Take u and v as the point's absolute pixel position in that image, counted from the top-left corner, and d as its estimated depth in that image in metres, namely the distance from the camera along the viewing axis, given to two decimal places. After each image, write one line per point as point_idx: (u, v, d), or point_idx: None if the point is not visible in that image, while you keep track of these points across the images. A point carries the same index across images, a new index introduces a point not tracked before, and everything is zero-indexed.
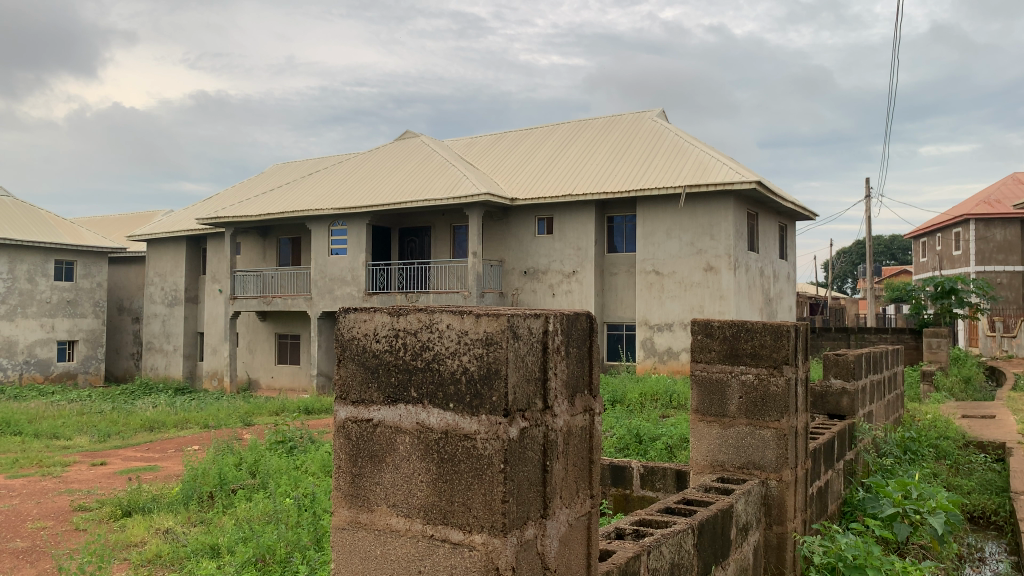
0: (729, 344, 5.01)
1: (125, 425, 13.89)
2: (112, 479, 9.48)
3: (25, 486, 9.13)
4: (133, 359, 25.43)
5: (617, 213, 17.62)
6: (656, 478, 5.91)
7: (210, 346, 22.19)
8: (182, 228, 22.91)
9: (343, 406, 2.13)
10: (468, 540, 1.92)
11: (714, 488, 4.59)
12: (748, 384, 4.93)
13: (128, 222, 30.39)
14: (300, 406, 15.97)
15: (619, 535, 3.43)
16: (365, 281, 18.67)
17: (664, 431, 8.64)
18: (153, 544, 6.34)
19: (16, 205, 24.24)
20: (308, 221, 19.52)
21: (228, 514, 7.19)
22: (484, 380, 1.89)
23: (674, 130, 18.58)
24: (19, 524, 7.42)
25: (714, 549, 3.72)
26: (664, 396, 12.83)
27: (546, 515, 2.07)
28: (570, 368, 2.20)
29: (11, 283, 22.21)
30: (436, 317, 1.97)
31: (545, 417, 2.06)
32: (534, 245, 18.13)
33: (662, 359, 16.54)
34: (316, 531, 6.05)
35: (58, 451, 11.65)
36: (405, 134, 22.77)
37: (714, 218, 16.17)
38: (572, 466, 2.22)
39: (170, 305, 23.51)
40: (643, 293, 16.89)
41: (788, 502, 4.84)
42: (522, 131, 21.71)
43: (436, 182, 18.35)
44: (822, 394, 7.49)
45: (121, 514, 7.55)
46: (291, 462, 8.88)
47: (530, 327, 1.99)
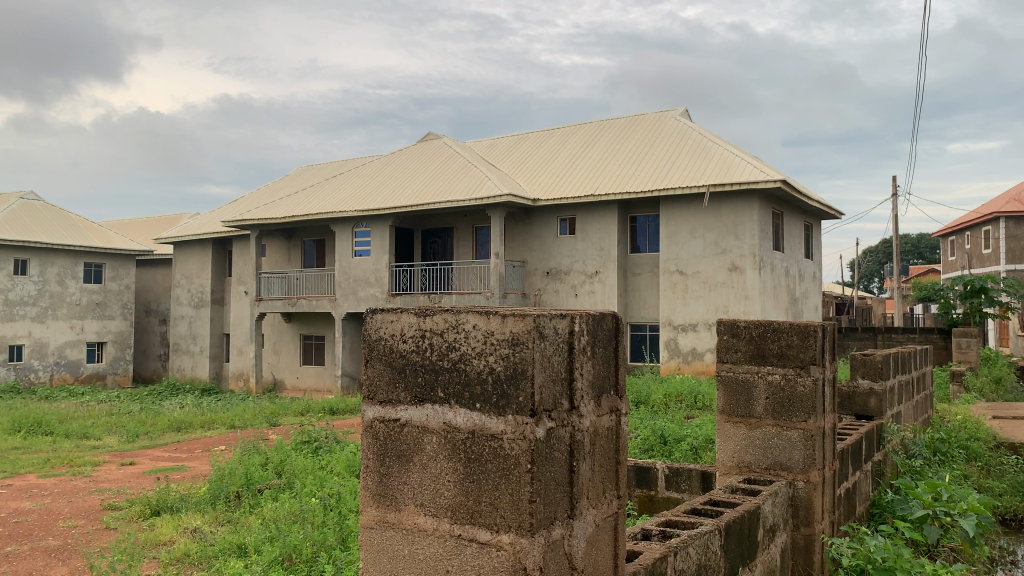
0: (755, 344, 4.96)
1: (154, 426, 14.07)
2: (141, 478, 9.64)
3: (57, 485, 9.28)
4: (161, 360, 25.76)
5: (640, 213, 17.56)
6: (680, 479, 5.88)
7: (236, 347, 22.40)
8: (208, 231, 23.17)
9: (371, 406, 2.15)
10: (495, 540, 1.92)
11: (741, 489, 4.57)
12: (774, 385, 4.90)
13: (155, 224, 30.77)
14: (325, 407, 16.08)
15: (645, 536, 3.42)
16: (389, 282, 18.75)
17: (688, 433, 8.61)
18: (182, 543, 6.42)
19: (46, 209, 24.61)
20: (332, 223, 19.65)
21: (254, 513, 7.26)
22: (510, 380, 1.89)
23: (698, 129, 18.48)
24: (52, 523, 7.54)
25: (740, 550, 3.69)
26: (688, 397, 12.77)
27: (573, 515, 2.07)
28: (596, 368, 2.19)
29: (42, 286, 22.59)
30: (463, 317, 1.97)
31: (571, 417, 2.06)
32: (556, 245, 18.12)
33: (686, 360, 16.45)
34: (342, 531, 6.10)
35: (87, 451, 11.84)
36: (427, 136, 22.86)
37: (738, 217, 16.06)
38: (597, 466, 2.21)
39: (197, 307, 23.77)
40: (667, 293, 16.82)
41: (815, 503, 4.81)
42: (544, 132, 21.69)
43: (459, 184, 18.40)
44: (849, 394, 7.42)
45: (150, 513, 7.65)
46: (317, 462, 8.96)
47: (556, 328, 1.99)
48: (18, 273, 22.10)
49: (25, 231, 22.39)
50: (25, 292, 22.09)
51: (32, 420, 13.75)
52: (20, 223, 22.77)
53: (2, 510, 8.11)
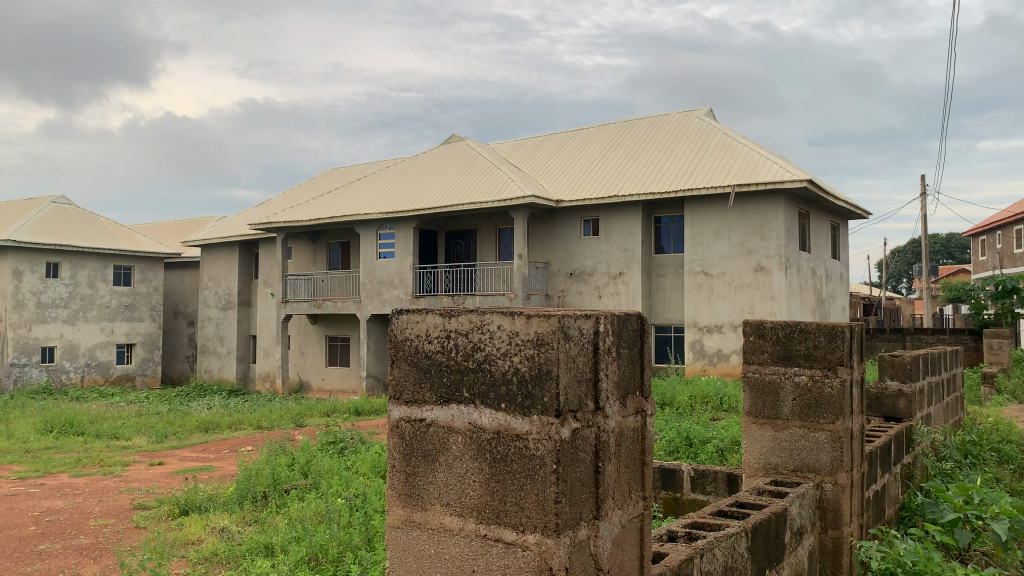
0: (782, 345, 4.92)
1: (182, 427, 14.22)
2: (170, 478, 9.76)
3: (88, 485, 9.42)
4: (189, 361, 26.09)
5: (664, 213, 17.47)
6: (707, 481, 5.84)
7: (263, 349, 22.61)
8: (235, 233, 23.42)
9: (397, 406, 2.16)
10: (521, 540, 1.92)
11: (767, 491, 4.54)
12: (802, 386, 4.85)
13: (183, 227, 31.16)
14: (350, 408, 16.16)
15: (671, 537, 3.40)
16: (413, 284, 18.83)
17: (714, 434, 8.56)
18: (209, 542, 6.48)
19: (77, 213, 25.00)
20: (357, 225, 19.77)
21: (281, 513, 7.32)
22: (535, 381, 1.89)
23: (722, 128, 18.37)
24: (82, 522, 7.64)
25: (768, 554, 3.66)
26: (714, 398, 12.67)
27: (599, 516, 2.07)
28: (622, 369, 2.19)
29: (73, 288, 22.96)
30: (487, 318, 1.98)
31: (596, 418, 2.06)
32: (579, 246, 18.10)
33: (711, 361, 16.34)
34: (367, 531, 6.13)
35: (118, 451, 12.00)
36: (450, 138, 22.93)
37: (764, 217, 15.92)
38: (623, 467, 2.21)
39: (224, 309, 24.02)
40: (692, 294, 16.72)
41: (843, 506, 4.77)
42: (568, 133, 21.66)
43: (482, 185, 18.43)
44: (877, 396, 7.32)
45: (179, 513, 7.74)
46: (343, 462, 9.03)
47: (580, 328, 1.98)
48: (50, 276, 22.48)
49: (56, 234, 22.76)
50: (56, 294, 22.46)
51: (63, 420, 13.97)
52: (51, 227, 23.15)
53: (36, 509, 8.25)
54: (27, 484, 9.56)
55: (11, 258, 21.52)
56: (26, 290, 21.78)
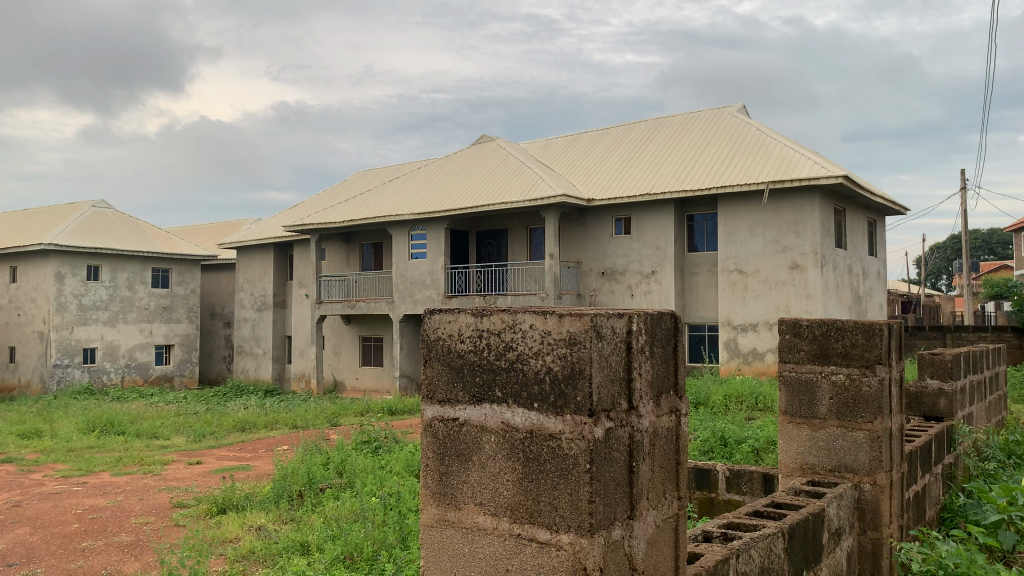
0: (818, 343, 4.84)
1: (219, 426, 14.42)
2: (207, 477, 9.89)
3: (128, 484, 9.58)
4: (225, 362, 26.47)
5: (697, 211, 17.32)
6: (742, 482, 5.79)
7: (298, 349, 22.86)
8: (269, 235, 23.70)
9: (430, 405, 2.17)
10: (555, 540, 1.92)
11: (804, 491, 4.47)
12: (839, 385, 4.78)
13: (219, 230, 31.60)
14: (384, 408, 16.26)
15: (706, 538, 3.37)
16: (445, 284, 18.90)
17: (749, 434, 8.48)
18: (247, 541, 6.56)
19: (116, 217, 25.48)
20: (389, 226, 19.90)
21: (316, 512, 7.37)
22: (568, 380, 1.89)
23: (756, 125, 18.16)
24: (124, 520, 7.79)
25: (805, 554, 3.62)
26: (749, 398, 12.53)
27: (633, 516, 2.06)
28: (656, 368, 2.18)
29: (113, 291, 23.41)
30: (519, 318, 1.97)
31: (630, 417, 2.05)
32: (611, 245, 18.03)
33: (746, 360, 16.17)
34: (401, 530, 6.17)
35: (157, 450, 12.20)
36: (481, 138, 22.97)
37: (799, 214, 15.72)
38: (657, 468, 2.20)
39: (259, 310, 24.32)
40: (726, 292, 16.57)
41: (882, 506, 4.69)
42: (599, 132, 21.57)
43: (513, 185, 18.44)
44: (917, 395, 7.19)
45: (216, 511, 7.87)
46: (377, 461, 9.07)
47: (613, 327, 1.97)
48: (91, 279, 22.96)
49: (96, 238, 23.23)
50: (97, 297, 22.93)
51: (104, 420, 14.25)
52: (92, 230, 23.62)
53: (80, 507, 8.42)
54: (71, 483, 9.77)
55: (53, 261, 22.02)
56: (68, 293, 22.27)
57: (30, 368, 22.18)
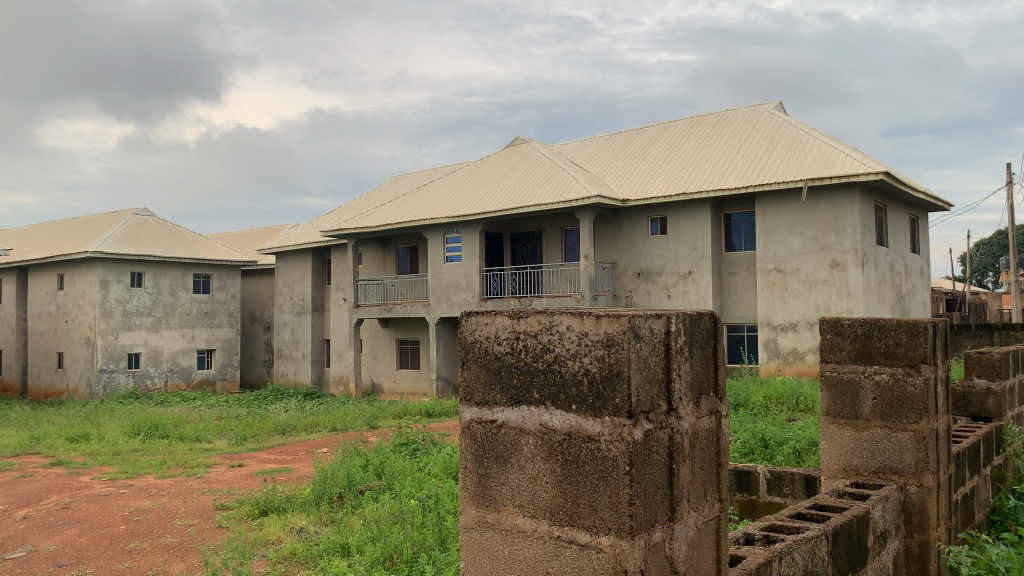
0: (861, 343, 4.75)
1: (260, 429, 14.64)
2: (249, 480, 10.04)
3: (173, 486, 9.79)
4: (265, 366, 26.89)
5: (734, 210, 17.12)
6: (783, 484, 5.71)
7: (337, 353, 23.12)
8: (308, 241, 23.96)
9: (468, 407, 2.18)
10: (595, 542, 1.91)
11: (848, 493, 4.40)
12: (883, 385, 4.69)
13: (258, 236, 32.09)
14: (422, 410, 16.35)
15: (748, 540, 3.34)
16: (480, 287, 18.94)
17: (790, 435, 8.38)
18: (289, 542, 6.65)
19: (159, 224, 25.96)
20: (424, 229, 20.01)
21: (357, 514, 7.46)
22: (606, 382, 1.88)
23: (793, 122, 17.92)
24: (169, 521, 7.96)
25: (850, 558, 3.55)
26: (790, 399, 12.37)
27: (674, 518, 2.04)
28: (695, 369, 2.16)
29: (156, 297, 23.90)
30: (556, 319, 1.97)
31: (669, 419, 2.03)
32: (647, 245, 17.94)
33: (786, 361, 15.96)
34: (440, 532, 6.19)
35: (200, 453, 12.39)
36: (515, 141, 22.98)
37: (839, 211, 15.47)
38: (698, 469, 2.17)
39: (299, 314, 24.61)
40: (765, 292, 16.37)
41: (929, 509, 4.60)
42: (633, 132, 21.44)
43: (548, 187, 18.42)
44: (964, 395, 7.03)
45: (258, 513, 7.98)
46: (416, 463, 9.15)
47: (652, 328, 1.96)
48: (135, 285, 23.44)
49: (141, 245, 23.70)
50: (141, 303, 23.42)
51: (149, 423, 14.55)
52: (135, 238, 24.11)
53: (126, 509, 8.62)
54: (118, 485, 10.00)
55: (99, 269, 22.54)
56: (113, 299, 22.77)
57: (77, 373, 22.74)
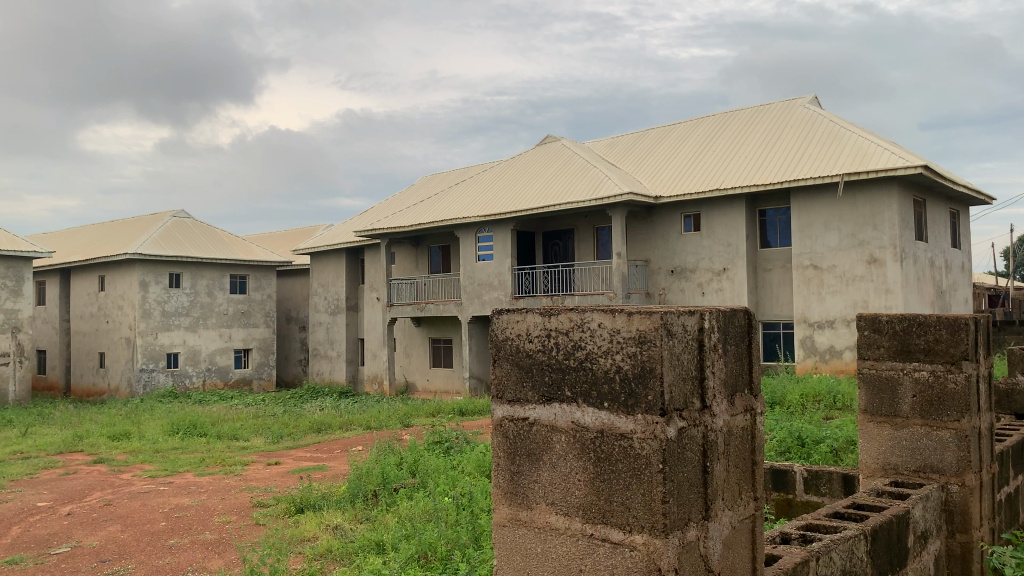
0: (900, 339, 4.65)
1: (297, 428, 14.81)
2: (286, 478, 10.15)
3: (211, 484, 9.94)
4: (301, 365, 27.23)
5: (769, 206, 16.90)
6: (821, 483, 5.63)
7: (371, 351, 23.31)
8: (341, 241, 24.18)
9: (500, 405, 2.18)
10: (628, 540, 1.90)
11: (888, 492, 4.32)
12: (922, 382, 4.60)
13: (293, 237, 32.46)
14: (455, 408, 16.41)
15: (784, 539, 3.29)
16: (512, 286, 18.95)
17: (828, 433, 8.23)
18: (324, 540, 6.73)
19: (196, 225, 26.36)
20: (456, 229, 20.08)
21: (391, 511, 7.51)
22: (639, 379, 1.87)
23: (829, 115, 17.65)
24: (208, 518, 8.09)
25: (890, 558, 3.50)
26: (827, 397, 12.19)
27: (708, 516, 2.02)
28: (729, 366, 2.14)
29: (194, 297, 24.28)
30: (587, 316, 1.96)
31: (703, 416, 2.02)
32: (680, 242, 17.81)
33: (823, 358, 15.74)
34: (474, 530, 6.21)
35: (237, 452, 12.56)
36: (546, 139, 22.96)
37: (876, 206, 15.21)
38: (733, 466, 2.16)
39: (333, 313, 24.84)
40: (801, 289, 16.14)
41: (972, 509, 4.52)
42: (665, 128, 21.27)
43: (579, 185, 18.36)
44: (1008, 392, 6.89)
45: (295, 510, 8.08)
46: (449, 461, 9.15)
47: (685, 325, 1.95)
48: (173, 286, 23.85)
49: (178, 247, 24.09)
50: (179, 303, 23.82)
51: (187, 422, 14.79)
52: (173, 240, 24.50)
53: (166, 506, 8.77)
54: (158, 482, 10.19)
55: (138, 270, 22.97)
56: (152, 300, 23.20)
57: (118, 372, 23.21)
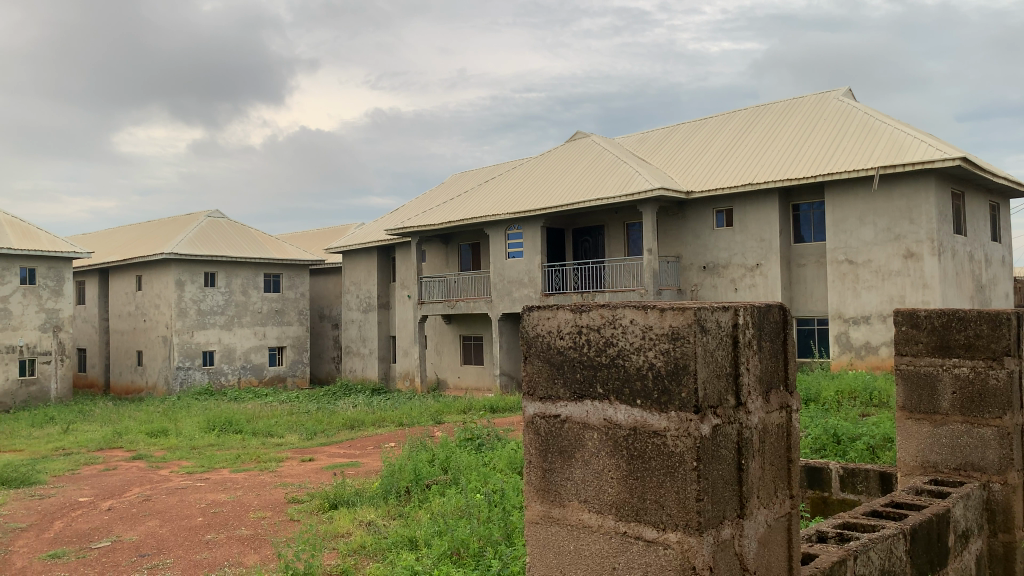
0: (939, 335, 4.57)
1: (330, 424, 14.94)
2: (319, 474, 10.25)
3: (247, 480, 10.08)
4: (334, 362, 27.51)
5: (803, 201, 16.69)
6: (857, 481, 5.56)
7: (402, 349, 23.44)
8: (373, 239, 24.33)
9: (531, 401, 2.18)
10: (662, 538, 1.89)
11: (927, 490, 4.25)
12: (962, 378, 4.50)
13: (325, 236, 32.76)
14: (486, 405, 16.45)
15: (820, 538, 3.25)
16: (542, 283, 18.94)
17: (864, 430, 8.10)
18: (358, 536, 6.78)
19: (231, 225, 26.71)
20: (486, 226, 20.11)
21: (423, 508, 7.55)
22: (672, 376, 1.86)
23: (864, 108, 17.36)
24: (244, 514, 8.21)
25: (929, 557, 3.44)
26: (863, 394, 12.00)
27: (743, 514, 2.00)
28: (764, 362, 2.12)
29: (229, 296, 24.62)
30: (619, 313, 1.95)
31: (738, 414, 1.99)
32: (712, 238, 17.66)
33: (859, 354, 15.50)
34: (507, 527, 6.22)
35: (272, 448, 12.74)
36: (575, 135, 22.89)
37: (913, 200, 14.94)
38: (768, 465, 2.13)
39: (365, 311, 25.03)
40: (836, 284, 15.92)
41: (1015, 508, 4.43)
42: (696, 122, 21.10)
43: (610, 181, 18.29)
44: None
45: (329, 507, 8.15)
46: (481, 458, 9.18)
47: (718, 321, 1.92)
48: (208, 285, 24.19)
49: (213, 246, 24.42)
50: (214, 302, 24.17)
51: (223, 419, 15.01)
52: (208, 239, 24.84)
53: (203, 502, 8.91)
54: (195, 479, 10.36)
55: (174, 269, 23.35)
56: (188, 299, 23.56)
57: (155, 370, 23.63)
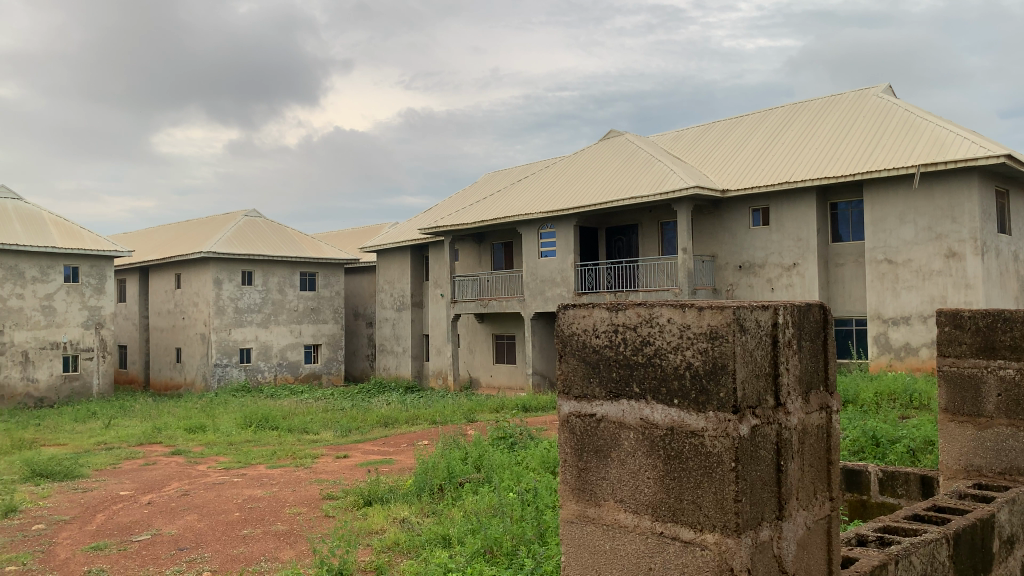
0: (983, 336, 4.48)
1: (364, 422, 15.06)
2: (353, 471, 10.33)
3: (283, 476, 10.20)
4: (368, 360, 27.73)
5: (841, 199, 16.45)
6: (897, 484, 5.47)
7: (436, 347, 23.55)
8: (406, 238, 24.46)
9: (566, 400, 2.17)
10: (699, 539, 1.88)
11: (970, 495, 4.15)
12: (1008, 380, 4.40)
13: (359, 235, 33.04)
14: (518, 404, 16.44)
15: (860, 541, 3.20)
16: (575, 282, 18.95)
17: (905, 433, 7.96)
18: (391, 533, 6.82)
19: (267, 224, 27.03)
20: (519, 225, 20.11)
21: (456, 506, 7.57)
22: (710, 375, 1.84)
23: (904, 104, 17.04)
24: (280, 510, 8.29)
25: (973, 562, 3.36)
26: (903, 396, 11.78)
27: (782, 516, 1.98)
28: (805, 362, 2.09)
29: (265, 294, 24.94)
30: (656, 312, 1.94)
31: (777, 414, 1.97)
32: (748, 237, 17.48)
33: (898, 355, 15.22)
34: (540, 526, 6.22)
35: (308, 445, 12.89)
36: (609, 134, 22.79)
37: (955, 198, 14.62)
38: (807, 466, 2.11)
39: (399, 310, 25.18)
40: (875, 283, 15.65)
41: None
42: (732, 120, 20.91)
43: (644, 179, 18.18)
44: None
45: (363, 503, 8.20)
46: (514, 457, 9.16)
47: (757, 321, 1.90)
48: (245, 283, 24.52)
49: (250, 245, 24.75)
50: (251, 300, 24.50)
51: (259, 415, 15.21)
52: (246, 238, 25.17)
53: (240, 496, 9.05)
54: (232, 474, 10.51)
55: (212, 267, 23.72)
56: (226, 297, 23.91)
57: (193, 367, 24.01)
